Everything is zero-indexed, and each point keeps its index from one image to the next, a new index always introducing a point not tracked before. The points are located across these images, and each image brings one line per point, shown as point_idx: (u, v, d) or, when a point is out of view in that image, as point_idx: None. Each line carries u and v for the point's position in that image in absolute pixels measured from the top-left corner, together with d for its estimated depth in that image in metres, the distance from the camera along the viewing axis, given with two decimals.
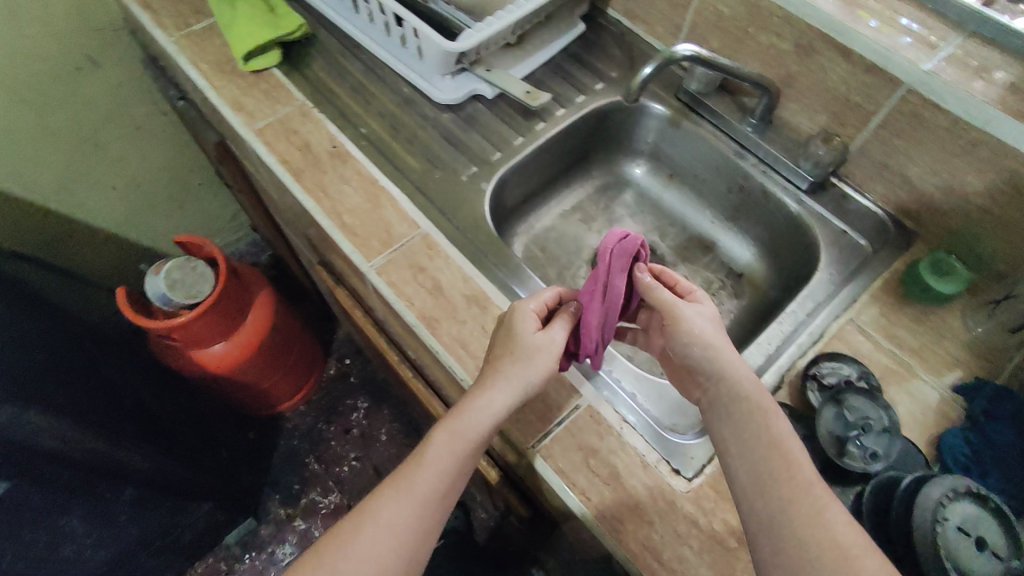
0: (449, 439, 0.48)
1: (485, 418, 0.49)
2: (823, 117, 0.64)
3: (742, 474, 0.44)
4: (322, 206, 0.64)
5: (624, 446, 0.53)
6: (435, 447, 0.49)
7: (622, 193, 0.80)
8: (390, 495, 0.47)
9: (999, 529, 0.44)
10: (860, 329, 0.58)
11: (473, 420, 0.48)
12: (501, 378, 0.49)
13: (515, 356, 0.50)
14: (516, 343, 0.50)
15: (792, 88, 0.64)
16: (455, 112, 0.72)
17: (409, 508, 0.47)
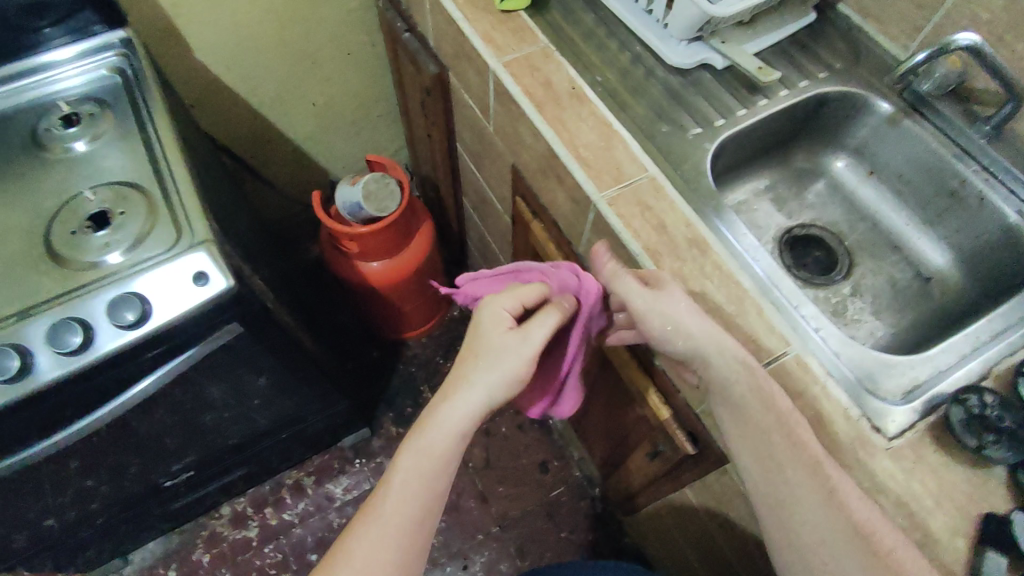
0: (422, 450, 0.60)
1: (455, 421, 0.61)
2: None
3: (749, 461, 0.55)
4: (561, 137, 0.70)
5: (829, 397, 0.57)
6: (409, 459, 0.60)
7: (815, 182, 0.83)
8: (389, 494, 0.59)
9: None
10: None
11: (443, 425, 0.61)
12: (466, 388, 0.62)
13: (479, 363, 0.63)
14: (481, 349, 0.64)
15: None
16: (684, 76, 0.77)
17: (402, 507, 0.58)
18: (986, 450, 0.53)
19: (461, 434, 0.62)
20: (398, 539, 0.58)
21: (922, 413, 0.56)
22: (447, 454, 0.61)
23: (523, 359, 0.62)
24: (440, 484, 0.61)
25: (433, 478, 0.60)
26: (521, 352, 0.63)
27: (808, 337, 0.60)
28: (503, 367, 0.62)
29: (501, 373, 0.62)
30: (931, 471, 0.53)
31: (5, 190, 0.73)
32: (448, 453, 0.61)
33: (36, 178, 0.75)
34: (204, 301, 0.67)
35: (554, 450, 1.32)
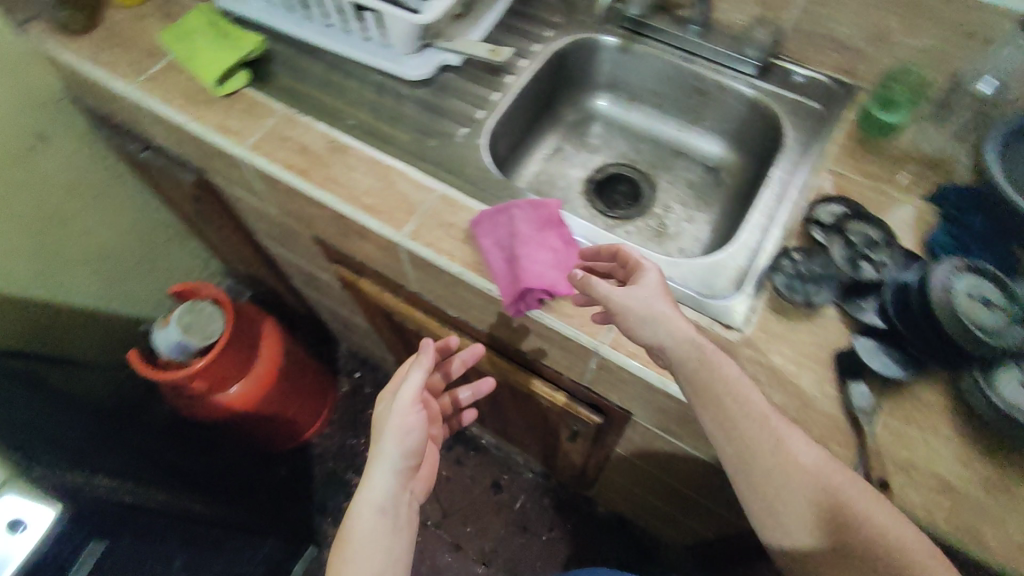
0: (340, 547, 0.54)
1: (370, 499, 0.56)
2: (754, 7, 0.73)
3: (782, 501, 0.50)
4: (339, 195, 0.67)
5: None
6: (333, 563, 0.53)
7: (591, 126, 0.87)
8: None
9: (996, 287, 0.54)
10: (837, 172, 0.67)
11: (357, 511, 0.55)
12: (375, 458, 0.58)
13: (376, 433, 0.59)
14: (380, 422, 0.60)
15: None
16: (429, 86, 0.77)
17: None
18: (813, 299, 0.58)
19: (378, 509, 0.55)
20: None
21: (756, 294, 0.60)
22: (374, 531, 0.55)
23: (404, 409, 0.58)
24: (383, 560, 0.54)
25: (370, 558, 0.53)
26: (402, 407, 0.58)
27: None
28: (390, 426, 0.58)
29: (396, 435, 0.58)
30: (783, 339, 0.58)
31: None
32: (372, 526, 0.55)
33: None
34: (36, 546, 0.57)
35: (499, 466, 1.31)
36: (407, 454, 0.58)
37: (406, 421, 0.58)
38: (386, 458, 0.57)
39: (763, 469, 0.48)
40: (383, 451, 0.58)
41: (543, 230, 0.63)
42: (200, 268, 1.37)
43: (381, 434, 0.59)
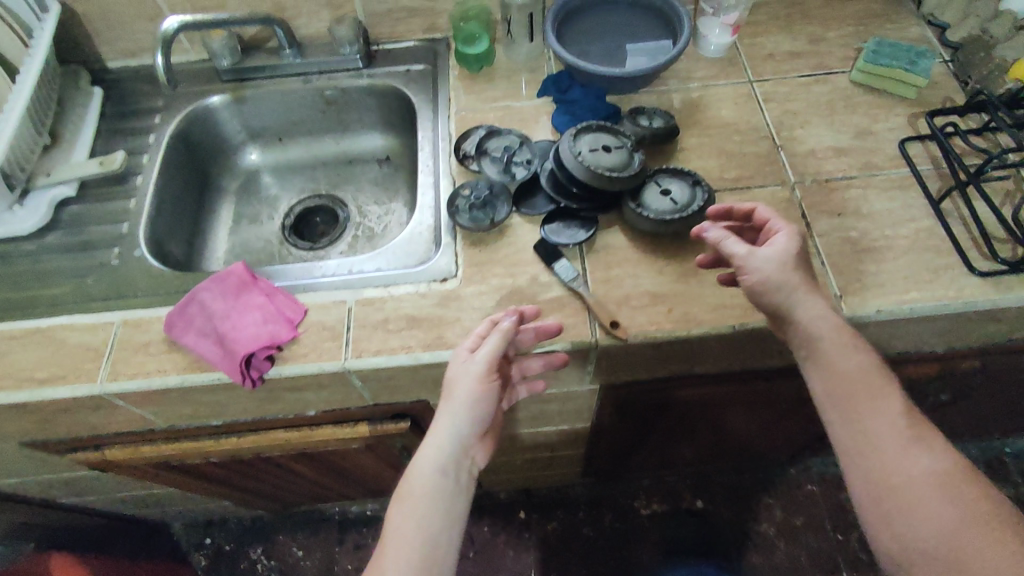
0: (399, 504, 0.54)
1: (431, 457, 0.55)
2: (325, 12, 0.79)
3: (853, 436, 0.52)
4: (4, 386, 0.58)
5: (400, 297, 0.62)
6: (393, 515, 0.53)
7: (259, 180, 0.86)
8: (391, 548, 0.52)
9: (607, 133, 0.66)
10: (464, 109, 0.75)
11: (416, 471, 0.55)
12: (442, 427, 0.55)
13: (444, 402, 0.56)
14: (445, 386, 0.57)
15: (288, 9, 0.78)
16: (56, 228, 0.70)
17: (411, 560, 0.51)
18: (495, 217, 0.65)
19: (437, 470, 0.54)
20: None
21: (452, 242, 0.65)
22: (435, 492, 0.54)
23: (470, 379, 0.55)
24: (429, 534, 0.53)
25: (421, 528, 0.53)
26: (470, 374, 0.55)
27: (351, 282, 0.63)
28: (454, 394, 0.55)
29: (460, 405, 0.55)
30: (491, 262, 0.63)
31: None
32: (426, 499, 0.54)
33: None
34: None
35: None
36: (466, 428, 0.56)
37: (473, 392, 0.55)
38: (448, 422, 0.55)
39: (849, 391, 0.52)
40: (449, 413, 0.55)
41: (240, 297, 0.62)
42: None
43: (445, 397, 0.56)
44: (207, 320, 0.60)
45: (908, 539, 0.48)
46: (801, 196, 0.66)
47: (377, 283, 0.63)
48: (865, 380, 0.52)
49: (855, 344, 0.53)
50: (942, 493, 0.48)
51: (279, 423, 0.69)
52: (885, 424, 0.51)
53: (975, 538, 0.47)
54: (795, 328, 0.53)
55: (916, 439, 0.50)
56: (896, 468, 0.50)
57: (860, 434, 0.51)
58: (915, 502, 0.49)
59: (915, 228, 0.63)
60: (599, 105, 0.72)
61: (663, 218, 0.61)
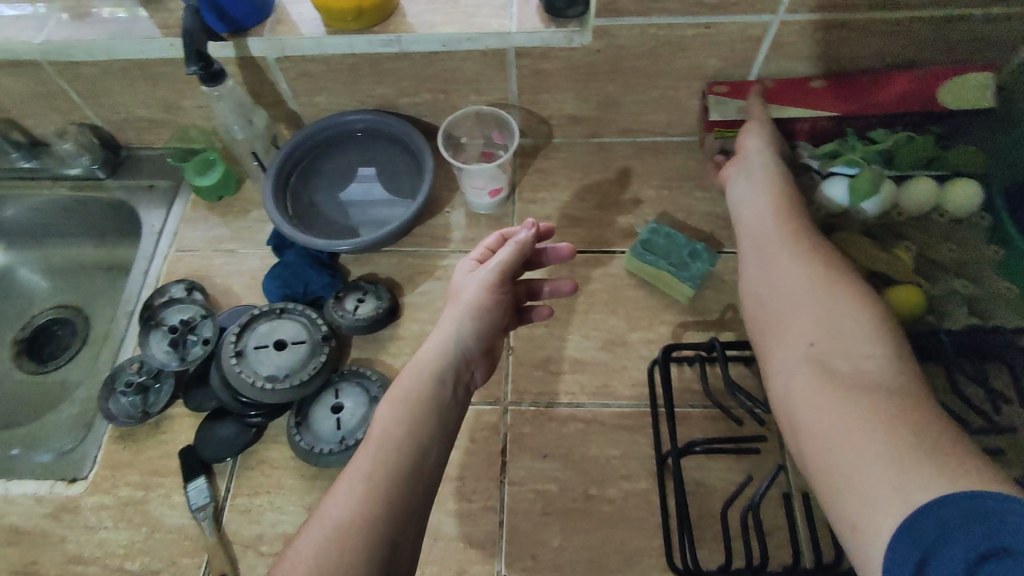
0: (392, 405, 0.44)
1: (425, 352, 0.48)
2: (57, 116, 0.69)
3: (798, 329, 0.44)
4: None
5: (13, 500, 0.54)
6: (381, 418, 0.44)
7: (4, 282, 0.78)
8: (373, 445, 0.42)
9: (289, 321, 0.57)
10: (184, 249, 0.66)
11: (425, 353, 0.48)
12: (413, 362, 0.47)
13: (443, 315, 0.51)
14: (456, 292, 0.52)
15: (14, 110, 0.68)
16: None
17: (381, 469, 0.41)
18: (147, 408, 0.56)
19: (439, 361, 0.47)
20: (371, 506, 0.39)
21: (99, 432, 0.56)
22: (425, 392, 0.45)
23: (475, 284, 0.50)
24: (364, 522, 0.38)
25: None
26: (482, 280, 0.51)
27: None
28: (466, 287, 0.51)
29: (461, 308, 0.50)
30: (129, 466, 0.54)
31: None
32: (416, 406, 0.44)
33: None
34: None
35: None
36: (474, 335, 0.49)
37: (479, 298, 0.50)
38: (456, 319, 0.49)
39: (778, 294, 0.47)
40: (456, 312, 0.50)
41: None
42: None
43: (452, 299, 0.51)
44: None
45: (811, 335, 0.43)
46: (509, 424, 0.54)
47: None
48: (790, 275, 0.47)
49: (806, 247, 0.49)
50: (883, 339, 0.41)
51: None
52: (818, 303, 0.45)
53: (886, 406, 0.37)
54: (755, 250, 0.52)
55: (836, 297, 0.44)
56: (824, 332, 0.43)
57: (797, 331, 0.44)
58: (846, 372, 0.40)
59: (626, 490, 0.51)
60: (320, 270, 0.61)
61: (312, 452, 0.52)
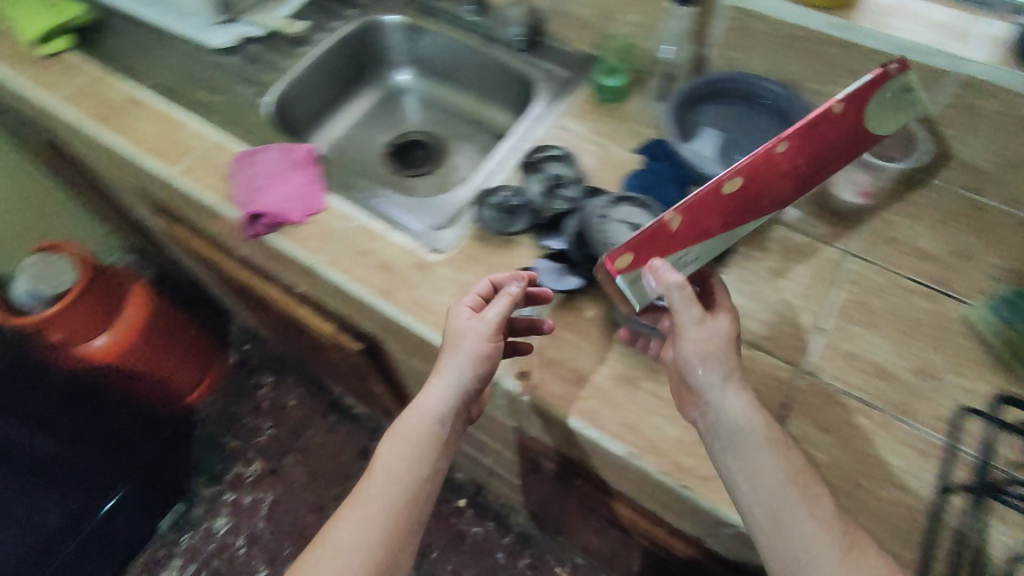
0: (394, 444, 0.56)
1: (428, 403, 0.57)
2: None
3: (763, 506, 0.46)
4: (129, 140, 0.77)
5: (390, 243, 0.68)
6: (383, 453, 0.56)
7: (400, 99, 0.97)
8: (375, 474, 0.55)
9: (649, 214, 0.63)
10: (566, 127, 0.76)
11: (422, 410, 0.57)
12: (408, 415, 0.57)
13: (443, 363, 0.56)
14: (450, 334, 0.57)
15: None
16: (235, 55, 0.86)
17: (394, 484, 0.55)
18: (508, 226, 0.67)
19: (437, 420, 0.57)
20: (371, 539, 0.52)
21: (463, 226, 0.68)
22: (424, 436, 0.56)
23: (476, 338, 0.55)
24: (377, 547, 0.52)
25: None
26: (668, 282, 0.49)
27: (370, 208, 0.71)
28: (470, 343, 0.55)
29: (466, 359, 0.56)
30: (477, 260, 0.66)
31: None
32: (417, 449, 0.56)
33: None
34: None
35: (369, 434, 1.38)
36: (473, 377, 0.57)
37: (479, 349, 0.55)
38: (456, 369, 0.56)
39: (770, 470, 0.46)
40: (455, 363, 0.56)
41: (291, 168, 0.72)
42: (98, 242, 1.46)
43: (450, 347, 0.56)
44: (258, 171, 0.72)
45: (794, 521, 0.45)
46: (800, 389, 0.57)
47: (384, 222, 0.69)
48: (770, 468, 0.47)
49: (796, 454, 0.48)
50: (836, 534, 0.44)
51: (278, 284, 0.82)
52: (815, 517, 0.45)
53: None
54: (733, 444, 0.48)
55: (824, 509, 0.45)
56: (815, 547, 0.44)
57: (775, 520, 0.45)
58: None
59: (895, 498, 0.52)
60: (677, 188, 0.68)
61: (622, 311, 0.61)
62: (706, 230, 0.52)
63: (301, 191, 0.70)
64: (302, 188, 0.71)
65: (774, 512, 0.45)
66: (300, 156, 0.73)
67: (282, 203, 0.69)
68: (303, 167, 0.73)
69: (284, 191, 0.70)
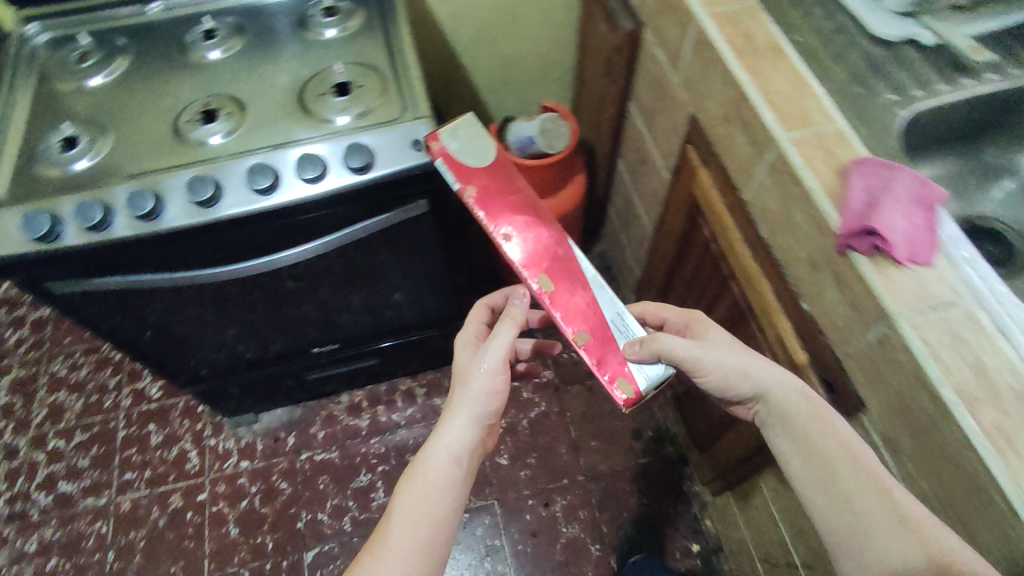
0: (415, 481, 0.67)
1: (451, 442, 0.68)
2: None
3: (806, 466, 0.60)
4: (756, 80, 0.75)
5: (994, 349, 0.56)
6: (404, 487, 0.67)
7: (1005, 179, 0.82)
8: (398, 510, 0.66)
9: None
10: None
11: (438, 444, 0.68)
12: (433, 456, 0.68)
13: (458, 400, 0.70)
14: (467, 376, 0.71)
15: None
16: (887, 48, 0.79)
17: (423, 527, 0.65)
18: None
19: (454, 459, 0.68)
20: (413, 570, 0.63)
21: None
22: (450, 472, 0.68)
23: (489, 374, 0.70)
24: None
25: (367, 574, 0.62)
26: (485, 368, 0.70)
27: (982, 297, 0.59)
28: (483, 378, 0.70)
29: (480, 396, 0.70)
30: None
31: (263, 50, 0.89)
32: (444, 487, 0.67)
33: (290, 48, 0.90)
34: (422, 165, 0.76)
35: (650, 422, 1.35)
36: (488, 409, 0.71)
37: (491, 384, 0.70)
38: (467, 408, 0.69)
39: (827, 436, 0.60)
40: (468, 401, 0.69)
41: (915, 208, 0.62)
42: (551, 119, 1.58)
43: (461, 385, 0.71)
44: (494, 189, 0.72)
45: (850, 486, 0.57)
46: None
47: (995, 322, 0.57)
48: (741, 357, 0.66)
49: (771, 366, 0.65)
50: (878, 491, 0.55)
51: (779, 284, 0.77)
52: (861, 472, 0.57)
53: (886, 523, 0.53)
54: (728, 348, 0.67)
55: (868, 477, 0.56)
56: (852, 504, 0.56)
57: (836, 501, 0.57)
58: (880, 538, 0.53)
59: None
60: None
61: None
62: (586, 305, 0.68)
63: (917, 237, 0.61)
64: (918, 233, 0.61)
65: (799, 442, 0.61)
66: (928, 196, 0.63)
67: (898, 241, 0.60)
68: (925, 209, 0.63)
69: (903, 228, 0.61)
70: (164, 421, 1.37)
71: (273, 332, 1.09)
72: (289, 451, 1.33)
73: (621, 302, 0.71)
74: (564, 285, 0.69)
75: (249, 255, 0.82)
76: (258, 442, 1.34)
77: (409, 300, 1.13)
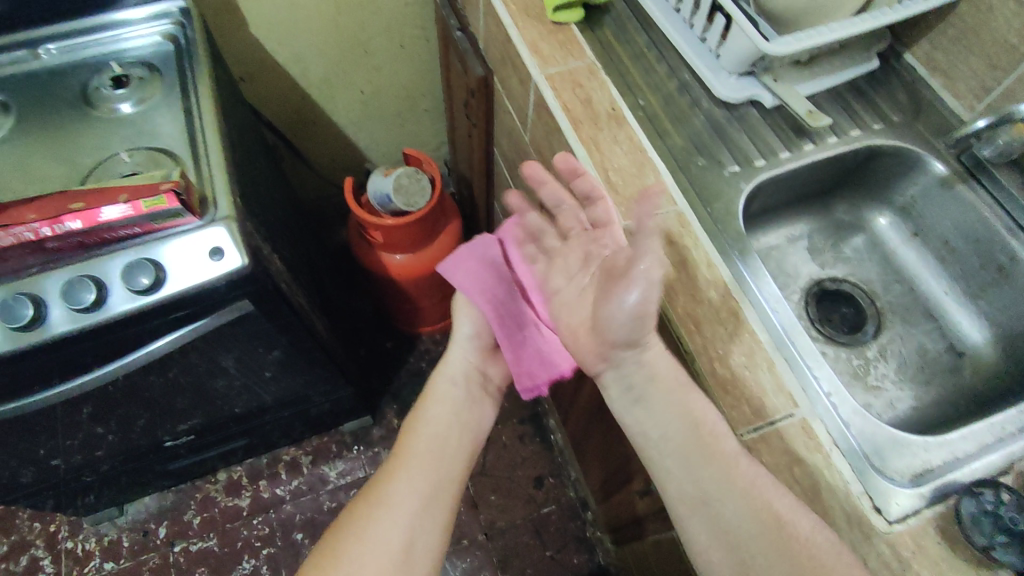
0: (431, 411, 0.74)
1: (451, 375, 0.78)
2: None
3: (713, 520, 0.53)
4: (593, 157, 0.68)
5: (830, 466, 0.53)
6: (413, 429, 0.72)
7: (852, 235, 0.79)
8: (410, 442, 0.70)
9: None
10: None
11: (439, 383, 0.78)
12: (433, 403, 0.75)
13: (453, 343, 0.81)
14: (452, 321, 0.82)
15: None
16: (730, 110, 0.74)
17: (431, 453, 0.69)
18: (994, 550, 0.49)
19: (452, 384, 0.77)
20: (431, 484, 0.67)
21: (930, 502, 0.52)
22: (451, 396, 0.76)
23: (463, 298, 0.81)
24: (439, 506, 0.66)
25: (432, 509, 0.65)
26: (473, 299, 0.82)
27: (818, 401, 0.57)
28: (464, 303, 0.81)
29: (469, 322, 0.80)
30: (928, 561, 0.50)
31: (38, 132, 0.76)
32: (439, 412, 0.74)
33: (69, 126, 0.77)
34: (220, 277, 0.68)
35: (551, 467, 1.31)
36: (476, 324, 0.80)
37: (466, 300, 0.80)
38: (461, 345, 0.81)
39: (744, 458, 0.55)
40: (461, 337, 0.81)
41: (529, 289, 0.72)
42: (432, 148, 1.48)
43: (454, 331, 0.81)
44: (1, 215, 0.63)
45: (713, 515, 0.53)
46: None
47: (830, 431, 0.55)
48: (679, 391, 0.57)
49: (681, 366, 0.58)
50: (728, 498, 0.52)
51: None
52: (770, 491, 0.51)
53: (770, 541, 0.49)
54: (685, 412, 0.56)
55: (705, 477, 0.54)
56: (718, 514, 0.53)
57: (728, 558, 0.52)
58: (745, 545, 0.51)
59: None
60: None
61: None
62: (81, 193, 0.65)
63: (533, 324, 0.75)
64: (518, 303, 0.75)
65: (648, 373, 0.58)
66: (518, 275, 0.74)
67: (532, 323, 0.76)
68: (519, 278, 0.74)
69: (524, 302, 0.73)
70: (10, 528, 1.23)
71: (112, 438, 0.98)
72: (161, 544, 1.23)
73: (132, 176, 0.68)
74: (97, 205, 0.64)
75: (31, 384, 0.72)
76: (124, 538, 1.23)
77: (270, 383, 1.05)
